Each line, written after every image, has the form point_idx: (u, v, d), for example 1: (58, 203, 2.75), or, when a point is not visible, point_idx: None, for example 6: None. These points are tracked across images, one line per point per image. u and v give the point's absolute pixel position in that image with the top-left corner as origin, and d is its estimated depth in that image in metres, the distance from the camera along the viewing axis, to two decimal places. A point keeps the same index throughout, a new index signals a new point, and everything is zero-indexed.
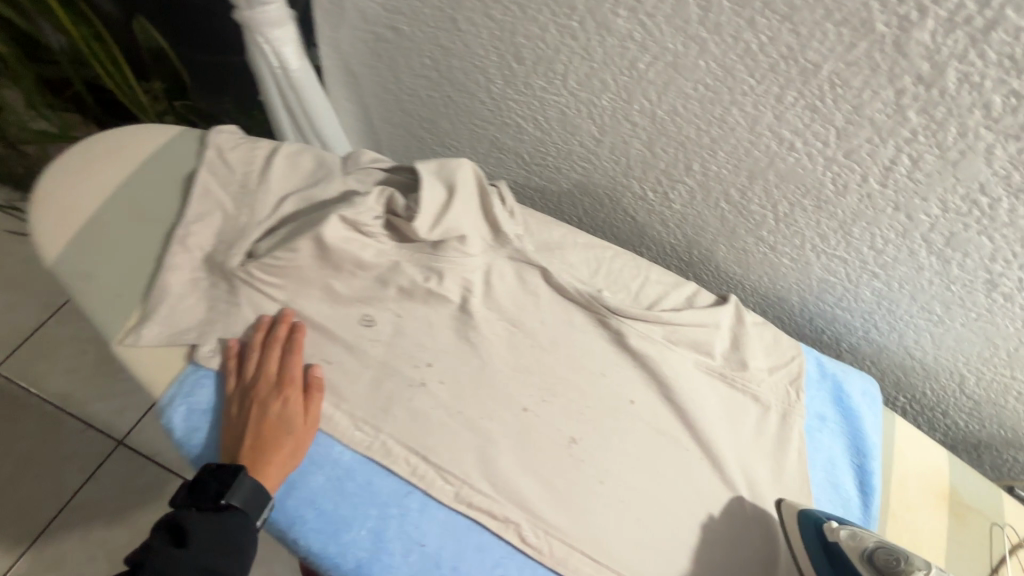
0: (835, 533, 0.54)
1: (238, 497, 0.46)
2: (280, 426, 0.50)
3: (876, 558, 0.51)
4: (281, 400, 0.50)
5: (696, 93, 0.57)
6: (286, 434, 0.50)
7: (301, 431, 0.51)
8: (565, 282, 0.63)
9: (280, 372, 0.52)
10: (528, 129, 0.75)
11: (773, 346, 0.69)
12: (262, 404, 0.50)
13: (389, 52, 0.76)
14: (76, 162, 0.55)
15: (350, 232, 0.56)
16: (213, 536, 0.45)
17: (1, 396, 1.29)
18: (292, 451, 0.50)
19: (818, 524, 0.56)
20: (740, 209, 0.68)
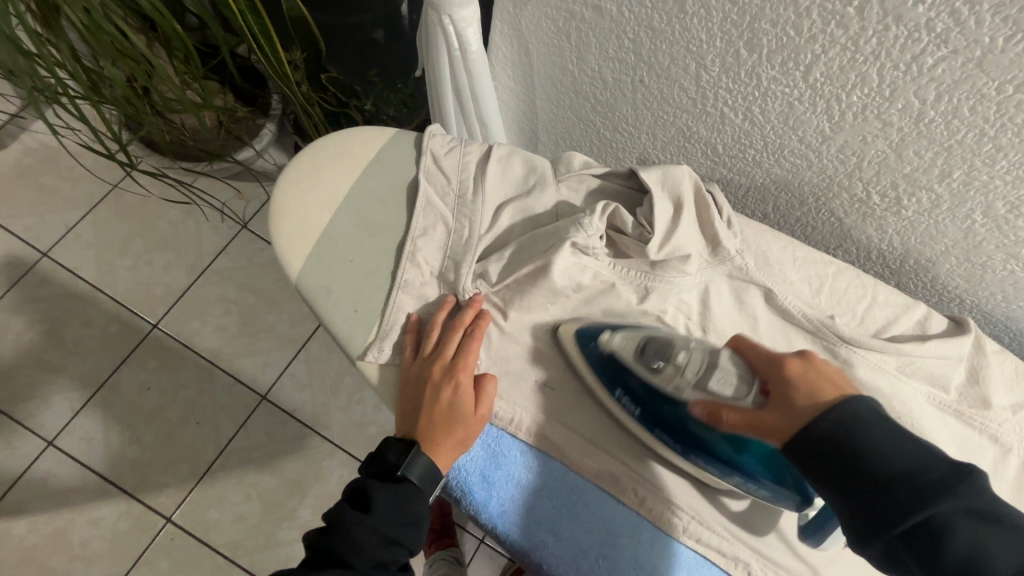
0: (608, 344, 0.53)
1: (413, 471, 0.47)
2: (452, 414, 0.49)
3: (646, 351, 0.52)
4: (452, 386, 0.49)
5: (998, 95, 0.48)
6: (456, 421, 0.49)
7: (470, 422, 0.49)
8: (789, 303, 0.58)
9: (454, 356, 0.50)
10: (734, 120, 0.67)
11: (1016, 380, 0.60)
12: (435, 386, 0.49)
13: (580, 32, 0.69)
14: (306, 176, 0.55)
15: (579, 257, 0.53)
16: (394, 507, 0.46)
17: (161, 348, 1.40)
18: (460, 439, 0.49)
19: (594, 340, 0.53)
20: (1000, 224, 0.58)
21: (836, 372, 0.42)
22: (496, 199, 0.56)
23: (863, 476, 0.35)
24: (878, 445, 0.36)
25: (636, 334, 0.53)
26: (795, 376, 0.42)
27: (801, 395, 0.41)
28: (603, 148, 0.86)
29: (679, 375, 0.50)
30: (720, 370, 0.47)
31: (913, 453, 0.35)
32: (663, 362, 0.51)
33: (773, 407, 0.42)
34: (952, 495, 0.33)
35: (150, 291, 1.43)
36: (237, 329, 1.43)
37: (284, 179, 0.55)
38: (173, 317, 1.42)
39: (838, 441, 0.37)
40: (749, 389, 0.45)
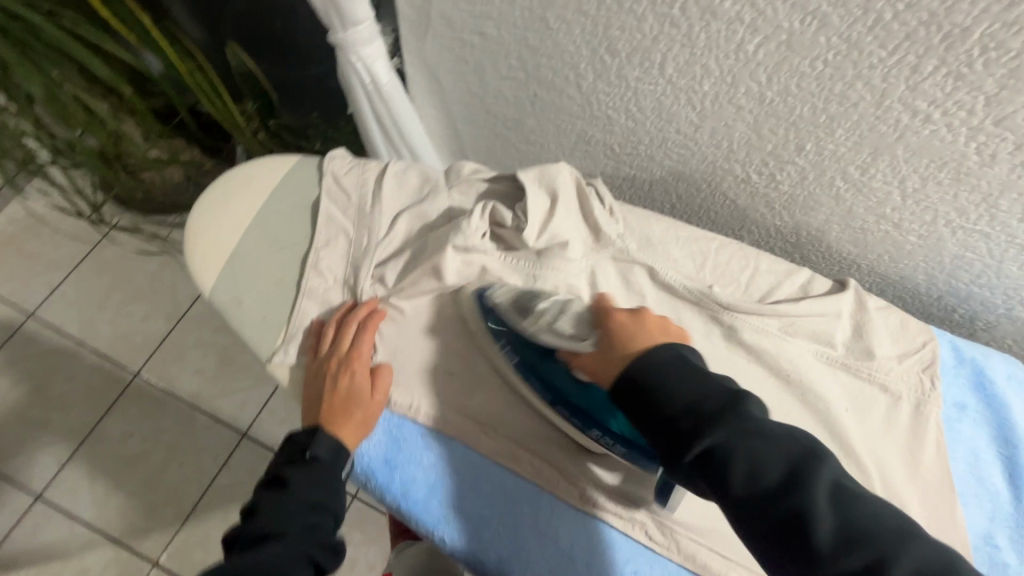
0: (494, 301, 0.56)
1: (321, 449, 0.51)
2: (350, 399, 0.53)
3: (519, 304, 0.55)
4: (351, 371, 0.54)
5: (814, 71, 0.54)
6: (357, 401, 0.54)
7: (369, 403, 0.54)
8: (672, 280, 0.62)
9: (352, 344, 0.55)
10: (619, 120, 0.73)
11: (901, 332, 0.64)
12: (335, 374, 0.54)
13: (474, 56, 0.76)
14: (218, 202, 0.61)
15: (463, 256, 0.59)
16: (311, 481, 0.49)
17: (143, 395, 1.45)
18: (362, 421, 0.54)
19: (484, 297, 0.57)
20: (860, 187, 0.63)
21: (660, 326, 0.47)
22: (393, 208, 0.63)
23: (653, 411, 0.41)
24: (665, 385, 0.41)
25: (512, 290, 0.57)
26: (618, 325, 0.47)
27: (620, 344, 0.45)
28: (522, 160, 0.92)
29: (540, 328, 0.52)
30: (569, 318, 0.51)
31: (695, 389, 0.40)
32: (531, 312, 0.54)
33: (603, 352, 0.46)
34: (724, 424, 0.38)
35: (131, 340, 1.49)
36: (215, 369, 1.48)
37: (197, 207, 0.61)
38: (153, 364, 1.48)
39: (633, 385, 0.42)
40: (589, 335, 0.49)
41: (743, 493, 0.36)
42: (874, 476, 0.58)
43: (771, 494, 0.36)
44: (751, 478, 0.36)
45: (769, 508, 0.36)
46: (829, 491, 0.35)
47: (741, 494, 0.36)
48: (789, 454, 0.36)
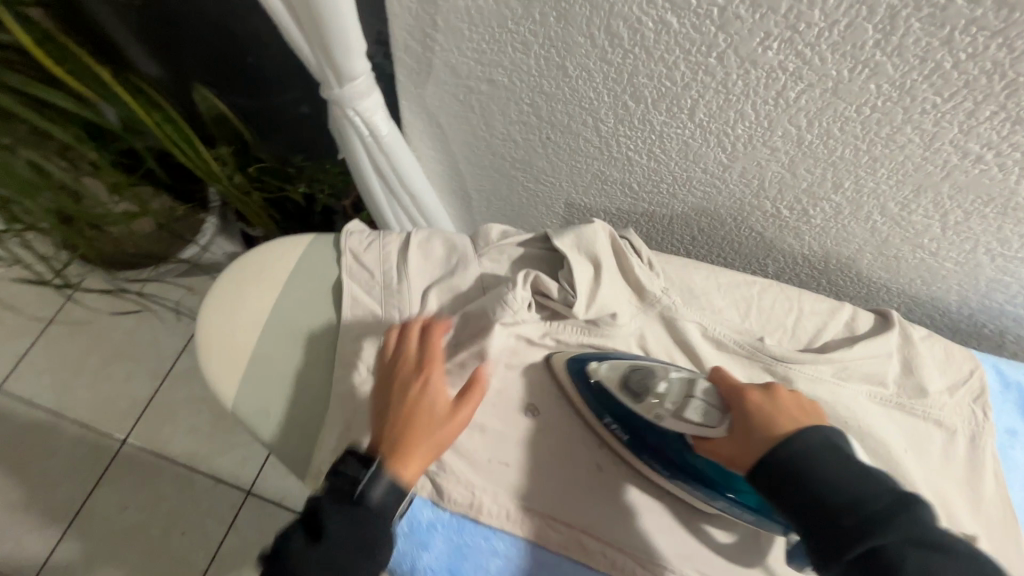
0: (594, 374, 0.56)
1: (378, 481, 0.44)
2: (420, 409, 0.48)
3: (630, 382, 0.55)
4: (422, 389, 0.49)
5: (859, 116, 0.51)
6: (426, 423, 0.48)
7: (442, 410, 0.48)
8: (721, 333, 0.60)
9: (424, 363, 0.50)
10: (641, 161, 0.70)
11: (947, 363, 0.63)
12: (405, 395, 0.49)
13: (481, 102, 0.72)
14: (228, 304, 0.57)
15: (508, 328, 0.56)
16: (351, 530, 0.43)
17: (134, 464, 1.36)
18: (434, 433, 0.47)
19: (582, 370, 0.57)
20: (898, 221, 0.62)
21: (798, 405, 0.46)
22: (421, 283, 0.58)
23: (811, 500, 0.39)
24: (825, 476, 0.39)
25: (620, 364, 0.56)
26: (754, 404, 0.47)
27: (756, 426, 0.45)
28: (531, 199, 0.88)
29: (659, 405, 0.53)
30: (695, 399, 0.51)
31: (865, 485, 0.38)
32: (647, 393, 0.54)
33: (733, 436, 0.46)
34: (896, 527, 0.36)
35: (114, 406, 1.39)
36: (210, 427, 1.39)
37: (206, 313, 0.57)
38: (141, 430, 1.38)
39: (786, 471, 0.40)
40: (721, 420, 0.48)
41: None
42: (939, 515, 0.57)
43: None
44: None
45: None
46: None
47: None
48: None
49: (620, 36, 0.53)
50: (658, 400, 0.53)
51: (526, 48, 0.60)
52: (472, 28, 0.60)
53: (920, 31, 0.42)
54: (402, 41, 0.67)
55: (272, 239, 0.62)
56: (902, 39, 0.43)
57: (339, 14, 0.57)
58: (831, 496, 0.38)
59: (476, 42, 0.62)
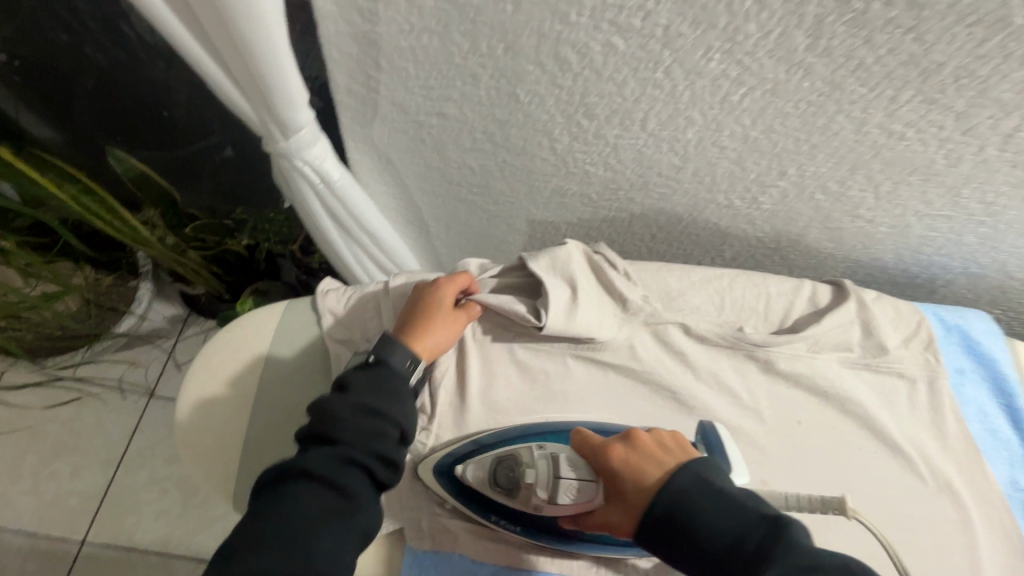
0: (463, 477, 0.54)
1: (388, 352, 0.51)
2: (430, 309, 0.56)
3: (499, 479, 0.54)
4: (433, 294, 0.56)
5: (796, 110, 0.55)
6: (437, 317, 0.56)
7: (446, 315, 0.57)
8: (704, 329, 0.63)
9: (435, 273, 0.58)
10: (597, 172, 0.72)
11: (898, 318, 0.69)
12: (421, 292, 0.57)
13: (432, 136, 0.71)
14: (205, 401, 0.54)
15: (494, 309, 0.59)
16: (370, 387, 0.49)
17: (98, 565, 1.21)
18: (437, 328, 0.56)
19: (447, 472, 0.55)
20: (838, 196, 0.67)
21: (659, 446, 0.48)
22: None
23: (694, 553, 0.41)
24: (708, 515, 0.42)
25: (486, 460, 0.54)
26: (618, 461, 0.48)
27: (631, 486, 0.46)
28: (490, 221, 0.88)
29: (533, 494, 0.52)
30: (564, 481, 0.51)
31: (735, 524, 0.41)
32: (518, 484, 0.53)
33: (617, 504, 0.47)
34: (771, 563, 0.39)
35: (64, 505, 1.26)
36: (181, 508, 1.27)
37: (182, 408, 0.54)
38: (99, 528, 1.24)
39: (666, 530, 0.43)
40: (595, 491, 0.49)
41: None
42: (916, 458, 0.63)
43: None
44: None
45: None
46: None
47: None
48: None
49: (569, 62, 0.55)
50: (528, 491, 0.52)
51: (475, 80, 0.60)
52: (417, 66, 0.59)
53: (844, 33, 0.46)
54: (344, 85, 0.65)
55: (238, 315, 0.59)
56: (829, 41, 0.47)
57: (282, 72, 0.55)
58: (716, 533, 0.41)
59: (423, 79, 0.61)
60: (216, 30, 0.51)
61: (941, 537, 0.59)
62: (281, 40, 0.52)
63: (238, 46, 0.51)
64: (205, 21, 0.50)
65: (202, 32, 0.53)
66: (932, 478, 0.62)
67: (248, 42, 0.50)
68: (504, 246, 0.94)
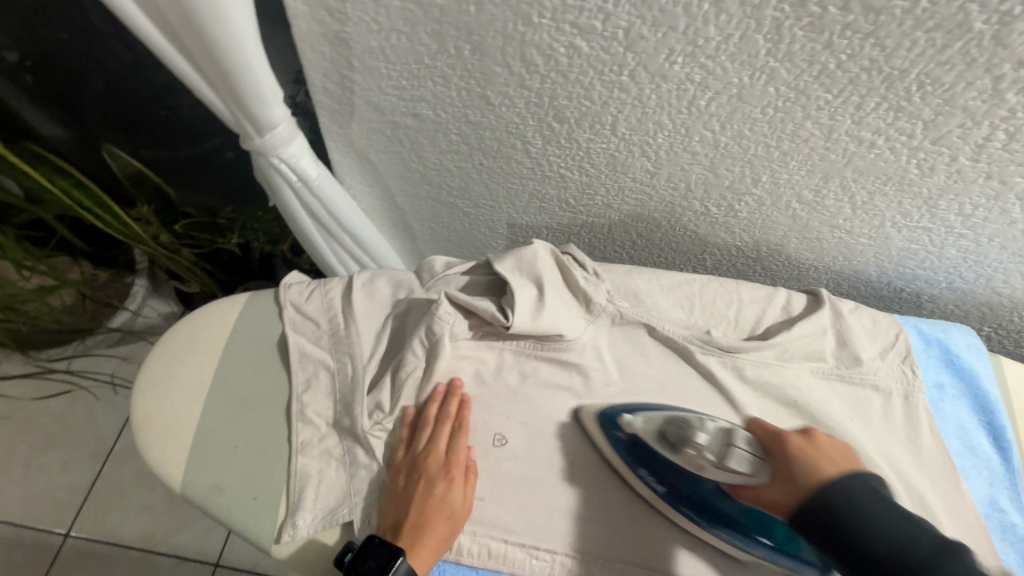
0: (629, 427, 0.54)
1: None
2: (443, 508, 0.48)
3: (668, 433, 0.52)
4: (452, 481, 0.50)
5: (764, 116, 0.55)
6: (453, 511, 0.49)
7: (459, 511, 0.49)
8: (671, 332, 0.63)
9: (454, 443, 0.52)
10: (573, 176, 0.72)
11: (875, 330, 0.68)
12: (435, 473, 0.50)
13: (409, 137, 0.72)
14: (156, 406, 0.53)
15: (457, 306, 0.58)
16: None
17: (83, 558, 1.22)
18: (447, 534, 0.48)
19: (614, 422, 0.55)
20: (814, 205, 0.66)
21: (834, 449, 0.48)
22: (371, 326, 0.57)
23: (853, 554, 0.39)
24: (871, 519, 0.40)
25: (655, 417, 0.54)
26: (795, 448, 0.48)
27: (798, 469, 0.46)
28: (472, 224, 0.88)
29: (699, 456, 0.50)
30: (738, 449, 0.49)
31: (901, 531, 0.39)
32: (685, 444, 0.51)
33: (774, 480, 0.47)
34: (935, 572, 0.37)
35: (53, 497, 1.27)
36: (166, 504, 1.27)
37: (137, 396, 0.54)
38: (85, 522, 1.25)
39: (825, 512, 0.41)
40: (761, 466, 0.48)
41: None
42: (890, 474, 0.61)
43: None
44: None
45: None
46: None
47: None
48: None
49: (535, 63, 0.55)
50: (697, 452, 0.50)
51: (446, 80, 0.60)
52: (389, 67, 0.60)
53: (803, 38, 0.46)
54: (320, 84, 0.66)
55: (178, 320, 0.58)
56: (789, 46, 0.47)
57: (248, 60, 0.55)
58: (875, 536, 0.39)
59: (395, 79, 0.62)
60: (177, 19, 0.50)
61: None
62: (245, 21, 0.51)
63: (202, 39, 0.52)
64: (169, 15, 0.51)
65: (170, 26, 0.53)
66: (907, 495, 0.60)
67: (210, 30, 0.50)
68: (486, 248, 0.94)
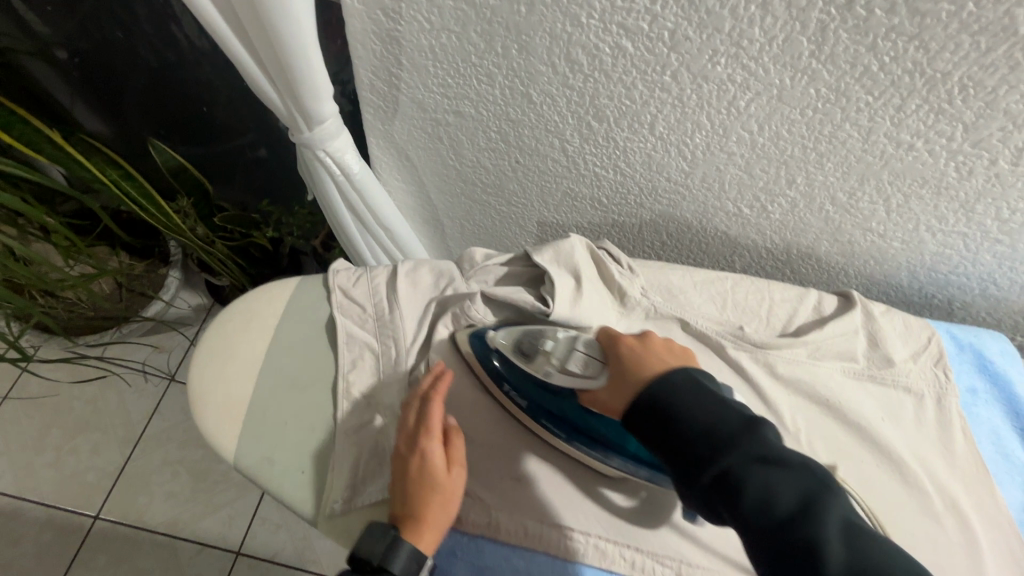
0: (495, 345, 0.58)
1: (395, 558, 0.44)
2: (425, 482, 0.48)
3: (522, 345, 0.57)
4: (420, 454, 0.49)
5: (803, 117, 0.56)
6: (431, 483, 0.48)
7: (448, 481, 0.49)
8: (704, 328, 0.64)
9: (420, 416, 0.51)
10: (608, 174, 0.73)
11: (908, 333, 0.68)
12: (406, 454, 0.50)
13: (449, 134, 0.74)
14: (210, 380, 0.55)
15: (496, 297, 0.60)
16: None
17: (111, 540, 1.25)
18: (441, 506, 0.48)
19: (483, 341, 0.59)
20: (848, 208, 0.67)
21: (666, 348, 0.52)
22: (413, 312, 0.60)
23: (664, 433, 0.43)
24: (685, 406, 0.43)
25: (515, 332, 0.58)
26: (627, 350, 0.52)
27: (628, 370, 0.50)
28: (503, 221, 0.90)
29: (548, 362, 0.56)
30: (577, 352, 0.55)
31: (710, 415, 0.42)
32: (538, 353, 0.56)
33: (609, 382, 0.52)
34: (736, 447, 0.39)
35: (83, 480, 1.31)
36: (191, 491, 1.30)
37: (193, 370, 0.56)
38: (113, 505, 1.28)
39: (647, 405, 0.45)
40: (600, 371, 0.53)
41: (758, 520, 0.37)
42: (921, 475, 0.61)
43: (787, 527, 0.36)
44: (763, 504, 0.37)
45: (782, 536, 0.36)
46: (841, 526, 0.35)
47: (753, 518, 0.37)
48: (803, 485, 0.37)
49: (579, 62, 0.57)
50: (546, 359, 0.56)
51: (491, 78, 0.63)
52: (436, 64, 0.63)
53: (847, 41, 0.47)
54: (367, 81, 0.69)
55: (232, 301, 0.61)
56: (832, 48, 0.48)
57: (307, 57, 0.58)
58: (689, 421, 0.42)
59: (441, 77, 0.64)
60: (243, 11, 0.53)
61: (947, 559, 0.58)
62: (303, 15, 0.53)
63: (266, 34, 0.55)
64: (238, 11, 0.54)
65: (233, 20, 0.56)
66: (938, 497, 0.60)
67: (274, 27, 0.53)
68: (515, 246, 0.95)
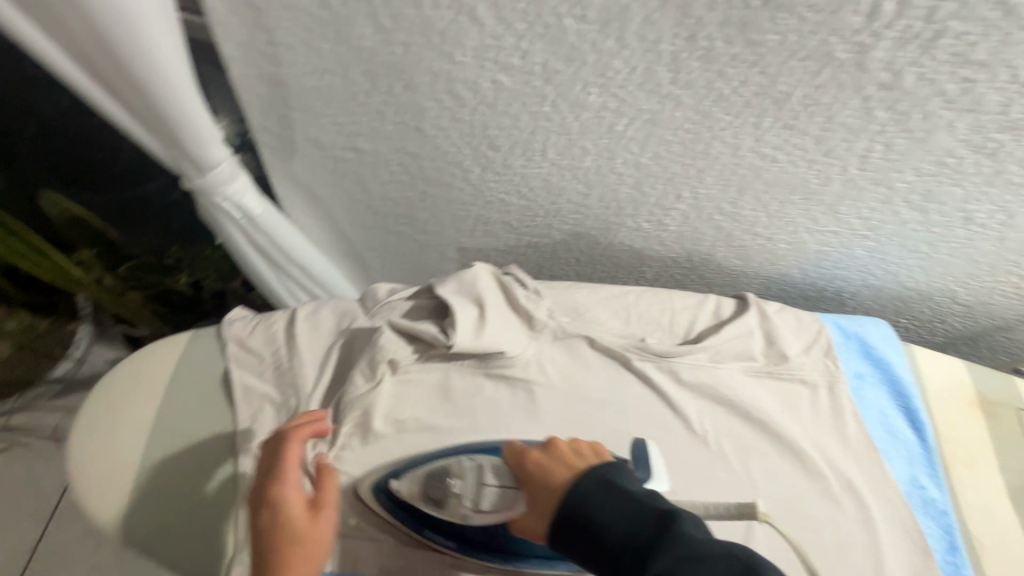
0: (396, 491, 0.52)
1: None
2: (281, 535, 0.45)
3: (429, 491, 0.51)
4: (273, 501, 0.46)
5: (677, 137, 0.60)
6: (289, 533, 0.45)
7: (308, 532, 0.46)
8: (609, 342, 0.67)
9: (269, 465, 0.49)
10: (513, 200, 0.75)
11: (799, 328, 0.73)
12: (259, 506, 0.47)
13: (351, 170, 0.74)
14: (93, 453, 0.55)
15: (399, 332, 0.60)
16: None
17: None
18: (301, 560, 0.44)
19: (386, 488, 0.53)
20: (734, 216, 0.72)
21: (574, 451, 0.46)
22: (312, 355, 0.60)
23: (598, 555, 0.40)
24: (607, 518, 0.40)
25: (416, 475, 0.52)
26: (535, 464, 0.46)
27: (540, 490, 0.45)
28: (420, 249, 0.90)
29: (459, 503, 0.49)
30: (489, 487, 0.49)
31: (632, 519, 0.39)
32: (440, 495, 0.50)
33: (532, 508, 0.45)
34: (665, 552, 0.38)
35: None
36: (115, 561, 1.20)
37: (76, 445, 0.56)
38: None
39: (576, 530, 0.41)
40: (517, 498, 0.47)
41: None
42: (819, 461, 0.65)
43: None
44: None
45: None
46: None
47: None
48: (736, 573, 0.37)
49: (463, 98, 0.59)
50: (456, 500, 0.50)
51: (381, 116, 0.64)
52: (326, 105, 0.63)
53: (698, 68, 0.51)
54: (260, 123, 0.68)
55: (116, 367, 0.61)
56: (688, 75, 0.52)
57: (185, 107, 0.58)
58: (614, 533, 0.39)
59: (333, 117, 0.65)
60: (110, 67, 0.52)
61: (847, 539, 0.61)
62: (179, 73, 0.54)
63: (137, 86, 0.54)
64: (105, 66, 0.53)
65: (98, 72, 0.54)
66: (836, 481, 0.65)
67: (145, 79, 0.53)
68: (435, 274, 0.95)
